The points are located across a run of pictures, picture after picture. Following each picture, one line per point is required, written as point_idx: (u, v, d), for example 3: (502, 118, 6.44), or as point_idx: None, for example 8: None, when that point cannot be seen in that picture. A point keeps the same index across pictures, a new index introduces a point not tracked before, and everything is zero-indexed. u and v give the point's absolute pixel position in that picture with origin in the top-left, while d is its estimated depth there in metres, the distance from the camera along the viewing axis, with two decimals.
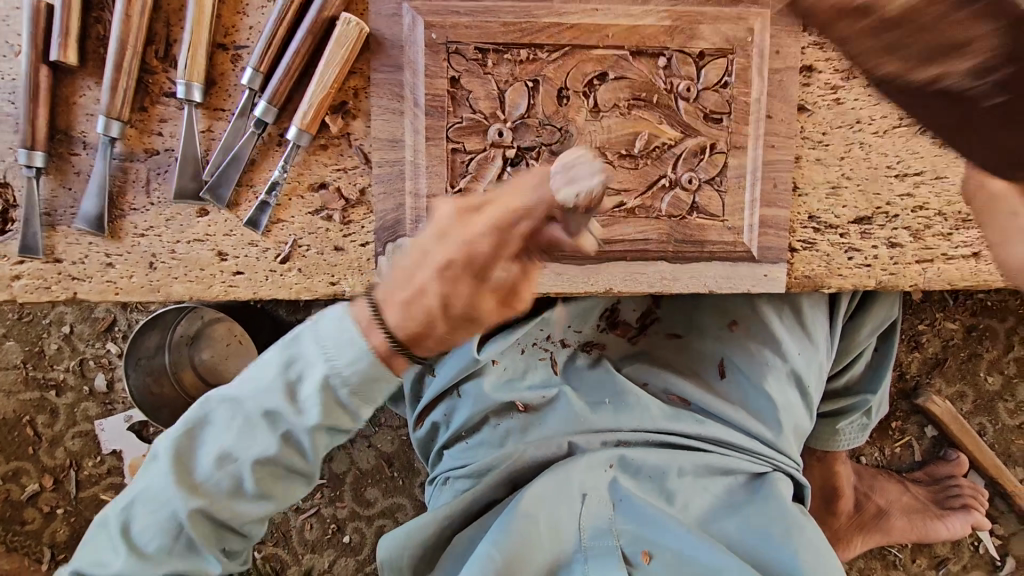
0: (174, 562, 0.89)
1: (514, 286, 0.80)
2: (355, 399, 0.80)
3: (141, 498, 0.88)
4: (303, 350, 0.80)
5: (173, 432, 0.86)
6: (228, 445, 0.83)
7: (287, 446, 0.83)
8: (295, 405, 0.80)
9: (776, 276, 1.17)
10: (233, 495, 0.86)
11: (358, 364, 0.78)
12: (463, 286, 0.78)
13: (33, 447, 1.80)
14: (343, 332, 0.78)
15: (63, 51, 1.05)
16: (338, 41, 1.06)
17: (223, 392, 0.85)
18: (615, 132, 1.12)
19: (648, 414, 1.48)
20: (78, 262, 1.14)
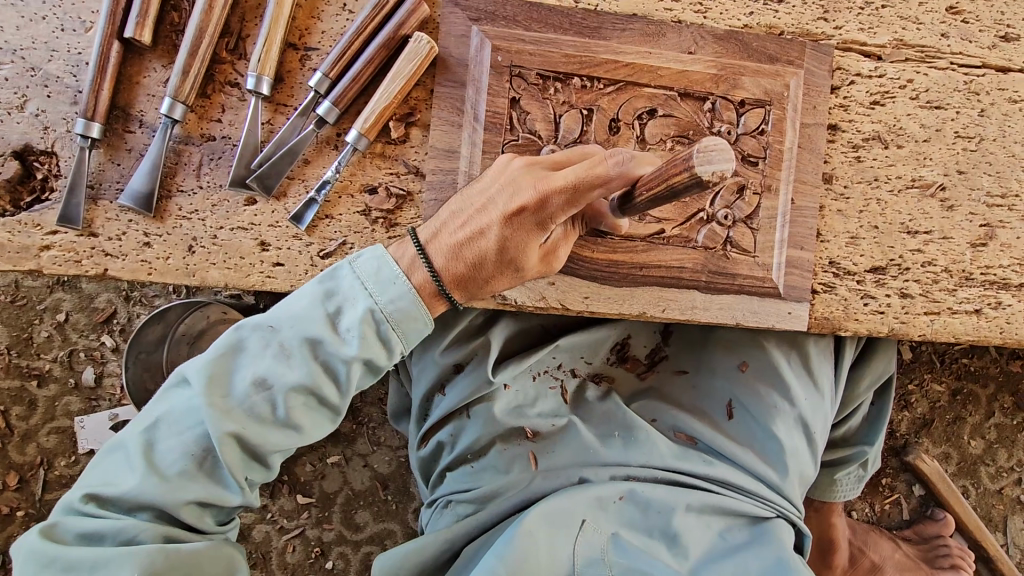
0: (196, 487, 0.99)
1: (555, 245, 1.06)
2: (392, 333, 1.01)
3: (170, 419, 0.99)
4: (348, 288, 1.00)
5: (207, 359, 0.99)
6: (265, 371, 0.98)
7: (321, 375, 1.00)
8: (338, 336, 0.99)
9: (800, 315, 1.23)
10: (263, 422, 0.99)
11: (401, 302, 1.01)
12: (519, 236, 0.99)
13: (3, 440, 1.68)
14: (385, 274, 1.01)
15: (139, 30, 1.07)
16: (408, 56, 1.10)
17: (260, 323, 1.00)
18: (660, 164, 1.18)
19: (656, 452, 1.46)
20: (115, 239, 1.12)
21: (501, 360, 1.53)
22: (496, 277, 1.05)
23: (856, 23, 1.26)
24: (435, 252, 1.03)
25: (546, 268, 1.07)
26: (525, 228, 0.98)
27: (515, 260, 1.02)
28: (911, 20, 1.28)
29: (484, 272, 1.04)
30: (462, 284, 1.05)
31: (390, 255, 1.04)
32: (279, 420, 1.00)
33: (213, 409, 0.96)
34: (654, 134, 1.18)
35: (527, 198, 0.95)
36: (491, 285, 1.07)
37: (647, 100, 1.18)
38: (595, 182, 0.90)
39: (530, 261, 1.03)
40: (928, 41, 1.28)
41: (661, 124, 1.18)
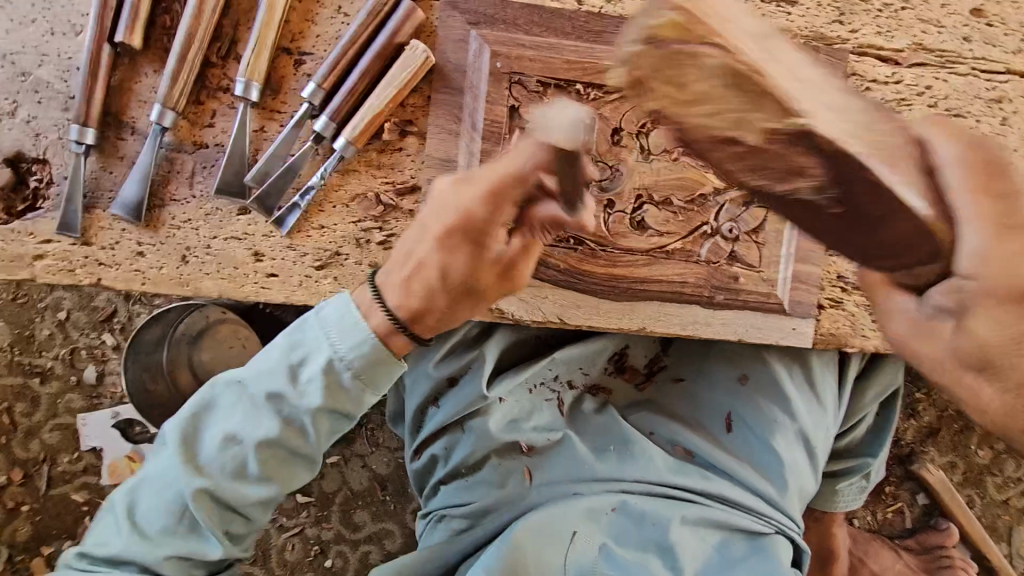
0: (177, 543, 0.99)
1: (510, 262, 0.98)
2: (357, 380, 0.97)
3: (150, 480, 1.00)
4: (311, 339, 0.98)
5: (180, 417, 1.00)
6: (233, 428, 0.97)
7: (289, 428, 0.98)
8: (301, 388, 0.97)
9: (804, 332, 1.20)
10: (237, 477, 0.98)
11: (361, 349, 0.96)
12: (460, 259, 0.95)
13: (7, 436, 1.70)
14: (346, 321, 0.97)
15: (129, 35, 1.05)
16: (403, 65, 1.07)
17: (229, 378, 1.00)
18: (663, 176, 1.14)
19: (653, 465, 1.44)
20: (108, 248, 1.11)
21: (496, 372, 1.52)
22: (456, 305, 0.99)
23: (873, 27, 1.21)
24: (388, 290, 0.98)
25: (507, 284, 1.00)
26: (461, 249, 0.94)
27: (466, 284, 0.97)
28: (933, 22, 1.22)
29: (439, 302, 0.98)
30: (423, 318, 0.99)
31: (353, 299, 0.99)
32: (253, 475, 0.99)
33: (184, 469, 0.97)
34: (657, 144, 1.13)
35: (452, 218, 0.92)
36: (454, 315, 1.01)
37: None
38: (514, 184, 0.85)
39: (484, 283, 0.97)
40: (949, 45, 1.22)
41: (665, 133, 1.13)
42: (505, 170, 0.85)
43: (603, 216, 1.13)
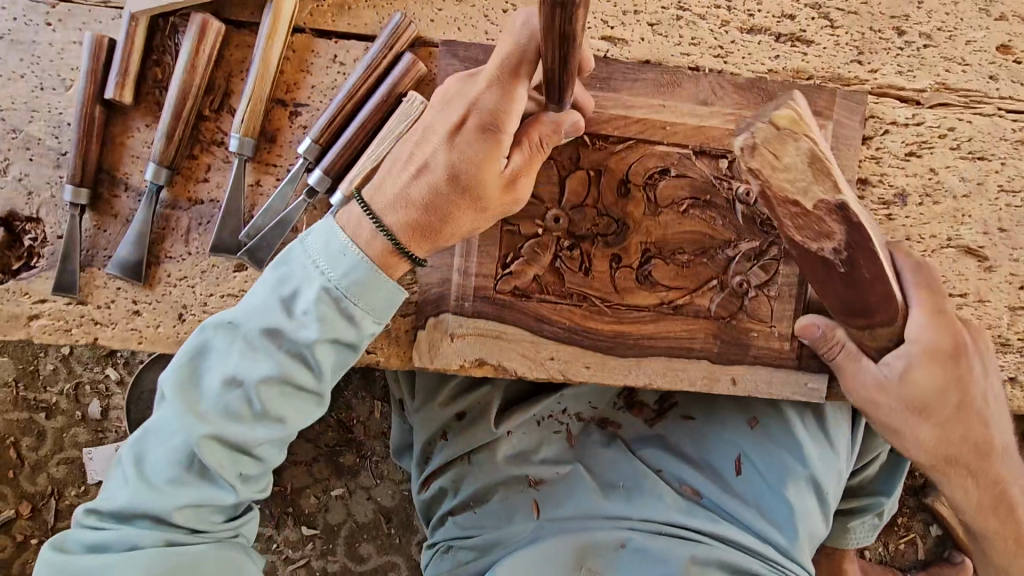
0: (186, 492, 0.92)
1: (517, 174, 0.94)
2: (355, 307, 0.92)
3: (154, 430, 0.93)
4: (301, 270, 0.92)
5: (173, 367, 0.93)
6: (231, 369, 0.91)
7: (289, 361, 0.92)
8: (296, 321, 0.91)
9: (817, 389, 1.15)
10: (241, 419, 0.92)
11: (355, 273, 0.91)
12: (471, 150, 0.89)
13: (14, 470, 1.70)
14: (336, 246, 0.92)
15: (120, 91, 1.01)
16: (401, 118, 1.03)
17: (219, 321, 0.93)
18: (672, 230, 1.10)
19: (661, 505, 1.42)
20: (104, 306, 1.09)
21: (504, 409, 1.52)
22: (455, 213, 0.93)
23: (894, 67, 1.15)
24: (386, 211, 0.94)
25: (509, 202, 0.95)
26: (472, 146, 0.89)
27: (472, 184, 0.91)
28: (956, 61, 1.16)
29: (441, 209, 0.93)
30: (421, 235, 0.94)
31: (337, 223, 0.94)
32: (258, 414, 0.92)
33: (187, 416, 0.90)
34: (665, 197, 1.09)
35: (458, 113, 0.89)
36: (454, 226, 0.95)
37: (660, 159, 1.09)
38: (511, 72, 0.85)
39: (490, 188, 0.91)
40: (974, 85, 1.16)
41: (673, 185, 1.09)
42: (508, 57, 0.84)
43: (610, 269, 1.10)
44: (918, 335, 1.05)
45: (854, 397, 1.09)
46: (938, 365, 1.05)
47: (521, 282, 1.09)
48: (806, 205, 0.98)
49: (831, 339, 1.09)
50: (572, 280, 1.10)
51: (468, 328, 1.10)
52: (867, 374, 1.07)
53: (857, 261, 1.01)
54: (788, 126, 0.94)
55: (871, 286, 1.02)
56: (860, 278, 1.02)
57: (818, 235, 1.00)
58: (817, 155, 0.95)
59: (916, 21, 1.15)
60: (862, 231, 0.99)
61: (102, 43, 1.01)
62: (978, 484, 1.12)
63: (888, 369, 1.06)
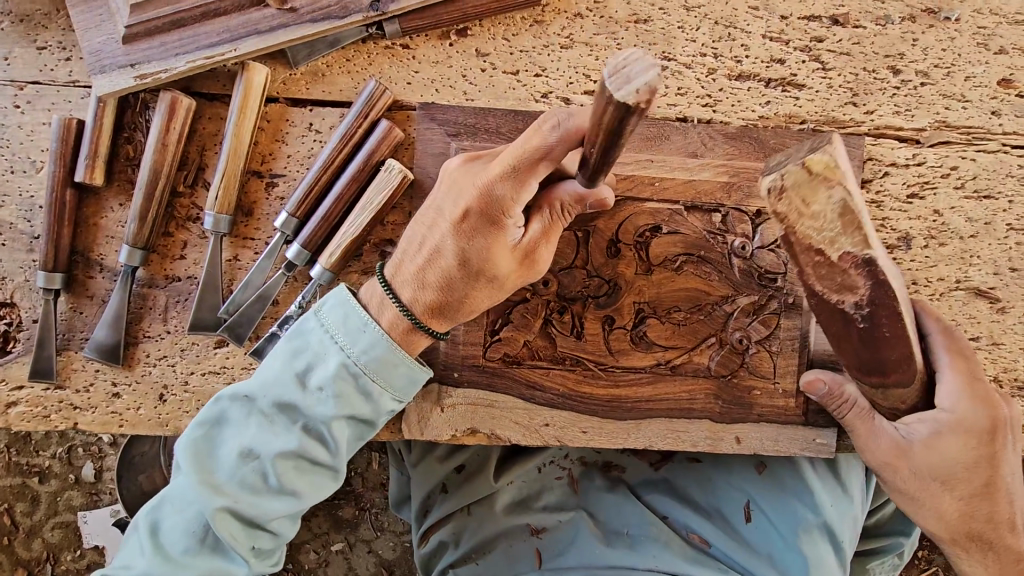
0: (200, 564, 0.91)
1: (534, 247, 0.89)
2: (372, 384, 0.93)
3: (169, 498, 0.93)
4: (318, 344, 0.93)
5: (189, 437, 0.92)
6: (249, 441, 0.91)
7: (308, 435, 0.92)
8: (314, 396, 0.91)
9: (828, 444, 1.10)
10: (258, 492, 0.91)
11: (375, 350, 0.92)
12: (481, 243, 0.86)
13: (9, 537, 1.67)
14: (355, 321, 0.93)
15: (90, 174, 0.99)
16: (378, 187, 1.00)
17: (235, 391, 0.93)
18: (666, 288, 1.05)
19: (666, 553, 1.35)
20: (83, 390, 1.06)
21: (506, 461, 1.49)
22: (472, 293, 0.91)
23: (890, 107, 1.11)
24: (402, 285, 0.93)
25: (528, 272, 0.91)
26: (482, 233, 0.85)
27: (485, 270, 0.88)
28: (956, 97, 1.11)
29: (457, 290, 0.91)
30: (439, 313, 0.93)
31: (354, 297, 0.94)
32: (274, 487, 0.92)
33: (202, 489, 0.89)
34: (658, 254, 1.05)
35: (470, 199, 0.84)
36: (471, 304, 0.93)
37: (650, 216, 1.05)
38: (536, 158, 0.77)
39: (503, 269, 0.89)
40: (976, 121, 1.12)
41: (665, 242, 1.05)
42: (526, 145, 0.77)
43: (603, 332, 1.05)
44: (952, 405, 0.99)
45: (872, 460, 1.04)
46: (967, 437, 0.99)
47: (511, 348, 1.05)
48: (831, 255, 0.87)
49: (843, 396, 1.03)
50: (563, 344, 1.05)
51: (458, 397, 1.06)
52: (883, 436, 1.02)
53: (879, 319, 0.92)
54: (822, 172, 0.80)
55: (890, 346, 0.94)
56: (882, 336, 0.93)
57: (841, 287, 0.90)
58: (850, 206, 0.82)
59: (911, 59, 1.11)
60: (888, 287, 0.88)
61: (71, 124, 0.99)
62: (997, 562, 1.04)
63: (908, 432, 1.00)
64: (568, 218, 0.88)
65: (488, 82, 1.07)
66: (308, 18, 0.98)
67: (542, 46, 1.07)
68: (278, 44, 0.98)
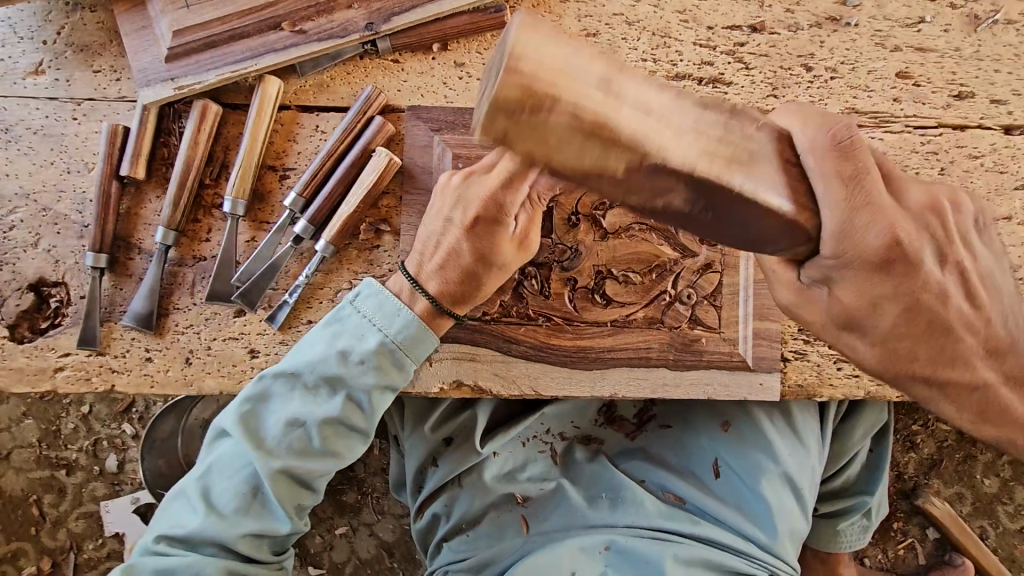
0: (250, 520, 1.06)
1: (526, 233, 1.09)
2: (404, 359, 1.11)
3: (222, 464, 1.07)
4: (355, 327, 1.10)
5: (242, 409, 1.08)
6: (297, 410, 1.07)
7: (348, 405, 1.08)
8: (353, 370, 1.07)
9: (771, 386, 1.25)
10: (304, 454, 1.07)
11: (407, 330, 1.10)
12: (487, 237, 1.06)
13: (36, 527, 1.80)
14: (387, 308, 1.11)
15: (133, 169, 1.19)
16: (369, 170, 1.19)
17: (281, 369, 1.09)
18: (621, 252, 1.23)
19: (642, 512, 1.47)
20: (120, 356, 1.23)
21: (490, 431, 1.60)
22: (485, 281, 1.10)
23: (806, 97, 1.31)
24: (427, 280, 1.11)
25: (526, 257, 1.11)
26: (487, 229, 1.05)
27: (494, 260, 1.07)
28: (861, 88, 1.31)
29: (474, 280, 1.09)
30: (459, 301, 1.12)
31: (386, 288, 1.13)
32: (317, 450, 1.08)
33: (256, 454, 1.05)
34: (612, 223, 1.23)
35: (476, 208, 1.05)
36: (484, 291, 1.12)
37: (604, 191, 1.23)
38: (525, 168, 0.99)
39: (506, 255, 1.08)
40: (881, 107, 1.31)
41: (618, 213, 1.23)
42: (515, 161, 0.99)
43: (567, 291, 1.22)
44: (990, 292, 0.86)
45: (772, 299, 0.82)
46: None
47: (489, 307, 1.21)
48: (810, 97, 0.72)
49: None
50: (534, 303, 1.22)
51: (444, 352, 1.22)
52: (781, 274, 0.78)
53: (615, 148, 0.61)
54: None
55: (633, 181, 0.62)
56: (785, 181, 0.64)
57: None
58: None
59: (821, 58, 1.32)
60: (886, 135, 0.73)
61: (117, 130, 1.20)
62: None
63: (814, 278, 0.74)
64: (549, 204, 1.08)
65: (465, 87, 1.28)
66: (315, 37, 1.20)
67: None
68: (292, 59, 1.19)
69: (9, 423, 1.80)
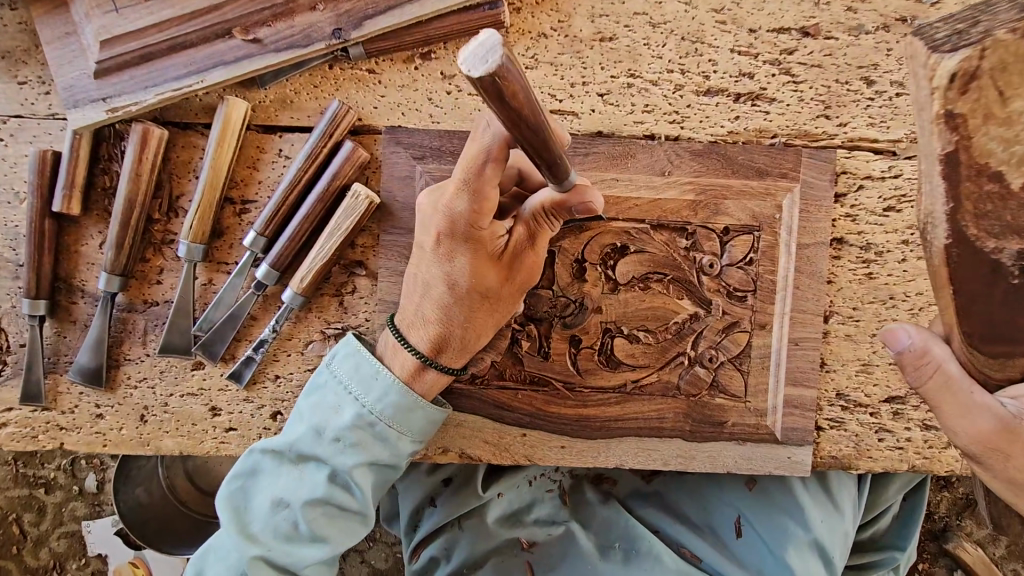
0: None
1: (517, 253, 0.90)
2: (389, 429, 0.95)
3: (211, 551, 0.96)
4: (335, 396, 0.96)
5: (225, 488, 0.97)
6: (280, 490, 0.94)
7: (333, 483, 0.94)
8: (331, 448, 0.94)
9: (802, 461, 1.09)
10: (290, 540, 0.93)
11: (388, 397, 0.94)
12: (466, 261, 0.89)
13: (17, 546, 1.74)
14: (365, 371, 0.96)
15: (67, 204, 1.02)
16: (345, 212, 1.01)
17: (264, 443, 0.97)
18: (633, 307, 1.05)
19: (660, 567, 1.33)
20: (68, 412, 1.10)
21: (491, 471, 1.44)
22: (472, 318, 0.94)
23: (864, 118, 1.09)
24: (414, 333, 0.96)
25: (520, 281, 0.93)
26: (462, 250, 0.88)
27: (479, 289, 0.91)
28: None
29: (459, 318, 0.93)
30: (446, 348, 0.96)
31: (365, 349, 0.98)
32: (305, 535, 0.93)
33: (237, 538, 0.92)
34: (623, 274, 1.04)
35: (439, 224, 0.86)
36: (473, 331, 0.95)
37: (615, 236, 1.04)
38: (478, 164, 0.78)
39: (491, 281, 0.91)
40: None
41: (631, 262, 1.04)
42: (467, 159, 0.79)
43: (569, 352, 1.06)
44: None
45: (969, 442, 0.77)
46: None
47: (478, 369, 1.05)
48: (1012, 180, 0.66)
49: (924, 360, 0.76)
50: (530, 364, 1.06)
51: None
52: (982, 411, 0.74)
53: None
54: None
55: None
56: None
57: (1004, 229, 0.68)
58: None
59: (885, 70, 1.08)
60: None
61: (46, 156, 1.02)
62: None
63: (1017, 406, 0.73)
64: (552, 221, 0.87)
65: (453, 104, 1.07)
66: (272, 47, 1.00)
67: None
68: (248, 73, 0.99)
69: None
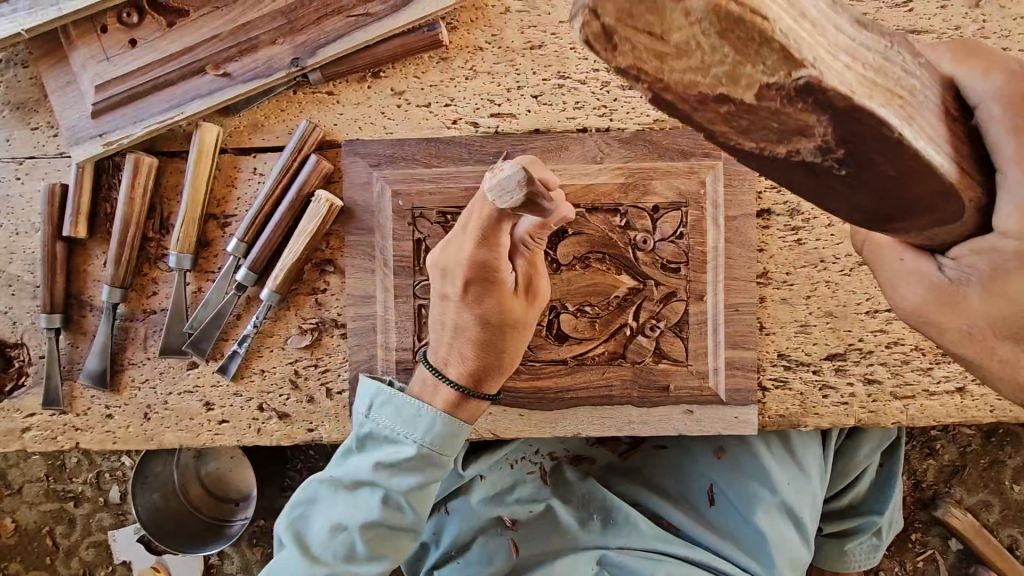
0: None
1: (530, 278, 1.01)
2: (438, 457, 1.00)
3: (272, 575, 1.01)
4: (386, 429, 1.01)
5: (286, 517, 1.02)
6: (339, 516, 0.99)
7: (388, 507, 0.99)
8: (386, 476, 0.98)
9: (748, 420, 1.15)
10: (350, 561, 0.98)
11: (435, 428, 0.99)
12: (492, 300, 0.96)
13: (51, 556, 1.88)
14: (408, 409, 1.01)
15: (74, 228, 1.18)
16: (310, 215, 1.14)
17: (323, 474, 1.03)
18: (575, 285, 1.14)
19: (636, 534, 1.40)
20: (82, 414, 1.23)
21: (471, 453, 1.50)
22: (506, 346, 1.00)
23: None
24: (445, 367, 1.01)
25: (537, 304, 1.03)
26: (489, 292, 0.96)
27: (508, 321, 0.98)
28: None
29: (495, 349, 1.00)
30: (481, 379, 1.02)
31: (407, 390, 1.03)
32: (363, 556, 0.98)
33: (302, 561, 0.97)
34: (565, 255, 1.14)
35: (466, 274, 0.94)
36: (508, 357, 1.02)
37: None
38: (498, 218, 0.89)
39: (519, 312, 0.99)
40: None
41: (571, 243, 1.14)
42: (483, 213, 0.89)
43: None
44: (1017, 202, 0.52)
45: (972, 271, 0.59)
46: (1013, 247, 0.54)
47: None
48: None
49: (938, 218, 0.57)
50: None
51: None
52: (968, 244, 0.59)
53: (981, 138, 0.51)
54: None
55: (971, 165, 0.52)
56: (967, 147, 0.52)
57: None
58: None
59: None
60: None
61: (55, 189, 1.18)
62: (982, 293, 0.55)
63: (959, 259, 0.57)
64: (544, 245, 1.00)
65: (404, 115, 1.20)
66: (241, 79, 1.14)
67: (448, 79, 1.20)
68: (222, 103, 1.14)
69: (18, 459, 1.87)
